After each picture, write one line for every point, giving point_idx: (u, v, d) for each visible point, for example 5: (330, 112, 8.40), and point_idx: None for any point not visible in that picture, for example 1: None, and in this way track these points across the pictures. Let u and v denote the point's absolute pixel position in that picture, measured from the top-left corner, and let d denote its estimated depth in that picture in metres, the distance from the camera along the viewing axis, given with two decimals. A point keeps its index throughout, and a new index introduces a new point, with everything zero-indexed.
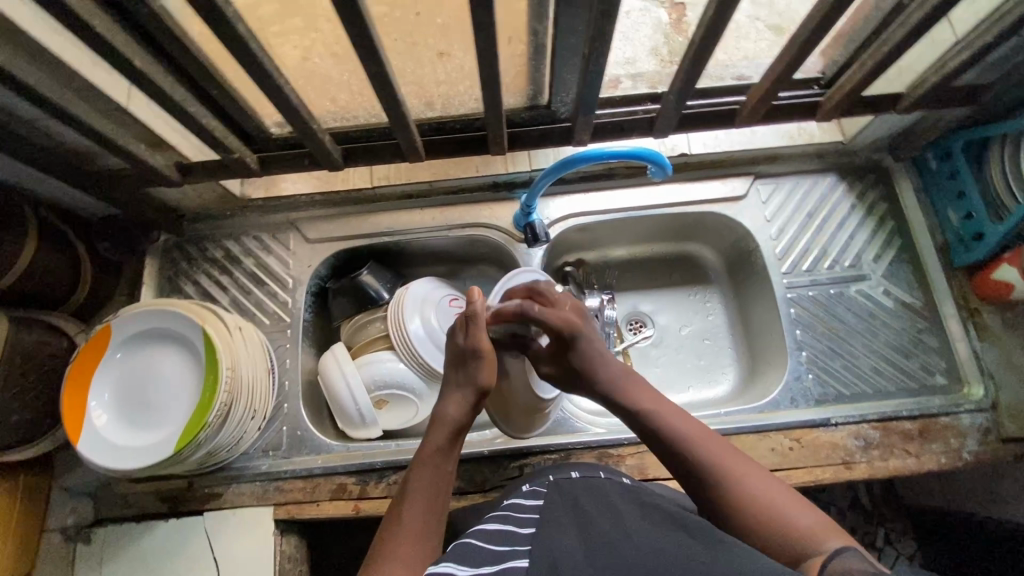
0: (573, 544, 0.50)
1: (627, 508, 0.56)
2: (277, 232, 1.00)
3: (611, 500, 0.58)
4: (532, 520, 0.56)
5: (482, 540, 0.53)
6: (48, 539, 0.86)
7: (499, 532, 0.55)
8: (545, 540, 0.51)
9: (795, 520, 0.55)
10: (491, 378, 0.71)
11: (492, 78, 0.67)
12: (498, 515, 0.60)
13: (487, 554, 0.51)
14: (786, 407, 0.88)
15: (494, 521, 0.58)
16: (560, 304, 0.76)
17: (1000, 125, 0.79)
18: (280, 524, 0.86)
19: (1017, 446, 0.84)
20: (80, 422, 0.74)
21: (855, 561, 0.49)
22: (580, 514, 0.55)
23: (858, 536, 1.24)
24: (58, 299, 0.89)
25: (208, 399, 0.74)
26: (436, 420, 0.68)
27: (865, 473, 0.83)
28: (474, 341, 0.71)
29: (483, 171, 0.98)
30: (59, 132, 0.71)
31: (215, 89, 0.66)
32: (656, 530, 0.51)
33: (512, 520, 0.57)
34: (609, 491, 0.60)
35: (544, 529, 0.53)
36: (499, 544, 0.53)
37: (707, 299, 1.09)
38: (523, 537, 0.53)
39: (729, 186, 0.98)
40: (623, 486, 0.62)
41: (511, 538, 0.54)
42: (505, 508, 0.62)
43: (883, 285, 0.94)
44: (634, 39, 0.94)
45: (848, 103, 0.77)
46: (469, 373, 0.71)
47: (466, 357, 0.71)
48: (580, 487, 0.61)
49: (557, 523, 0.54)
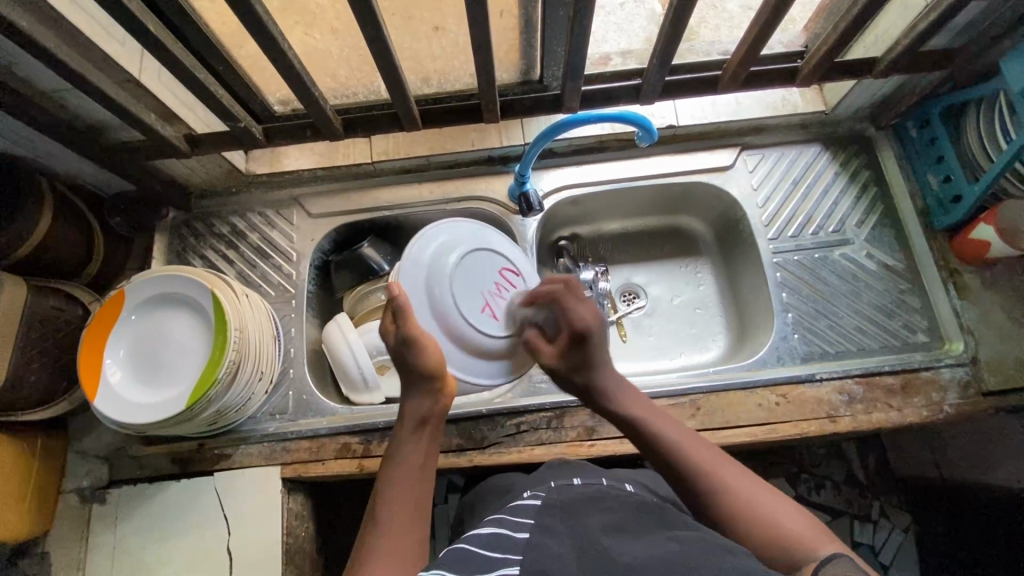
0: (565, 551, 0.52)
1: (622, 516, 0.58)
2: (281, 208, 1.04)
3: (608, 508, 0.60)
4: (527, 526, 0.58)
5: (477, 550, 0.56)
6: (66, 499, 0.90)
7: (493, 539, 0.57)
8: (537, 544, 0.54)
9: (789, 527, 0.59)
10: (433, 363, 0.75)
11: (484, 45, 0.71)
12: (495, 520, 0.62)
13: (479, 563, 0.54)
14: (772, 365, 0.91)
15: (491, 527, 0.60)
16: (586, 303, 0.79)
17: (974, 90, 0.83)
18: (287, 483, 0.89)
19: (996, 399, 0.87)
20: (96, 379, 0.78)
21: (845, 562, 0.52)
22: (575, 522, 0.57)
23: (854, 509, 1.26)
24: (72, 271, 0.92)
25: (207, 373, 0.77)
26: (404, 415, 0.75)
27: (850, 427, 0.86)
28: (407, 331, 0.75)
29: (478, 145, 1.01)
30: (75, 104, 0.75)
31: (223, 57, 0.70)
32: (647, 542, 0.53)
33: (507, 526, 0.60)
34: (607, 498, 0.62)
35: (537, 536, 0.55)
36: (493, 551, 0.55)
37: (698, 270, 1.12)
38: (516, 542, 0.55)
39: (717, 157, 1.02)
40: (623, 494, 0.64)
41: (504, 544, 0.56)
42: (502, 513, 0.64)
43: (866, 248, 0.97)
44: (628, 31, 1.00)
45: (825, 68, 0.81)
46: (416, 364, 0.75)
47: (402, 350, 0.76)
48: (578, 495, 0.63)
49: (551, 532, 0.55)
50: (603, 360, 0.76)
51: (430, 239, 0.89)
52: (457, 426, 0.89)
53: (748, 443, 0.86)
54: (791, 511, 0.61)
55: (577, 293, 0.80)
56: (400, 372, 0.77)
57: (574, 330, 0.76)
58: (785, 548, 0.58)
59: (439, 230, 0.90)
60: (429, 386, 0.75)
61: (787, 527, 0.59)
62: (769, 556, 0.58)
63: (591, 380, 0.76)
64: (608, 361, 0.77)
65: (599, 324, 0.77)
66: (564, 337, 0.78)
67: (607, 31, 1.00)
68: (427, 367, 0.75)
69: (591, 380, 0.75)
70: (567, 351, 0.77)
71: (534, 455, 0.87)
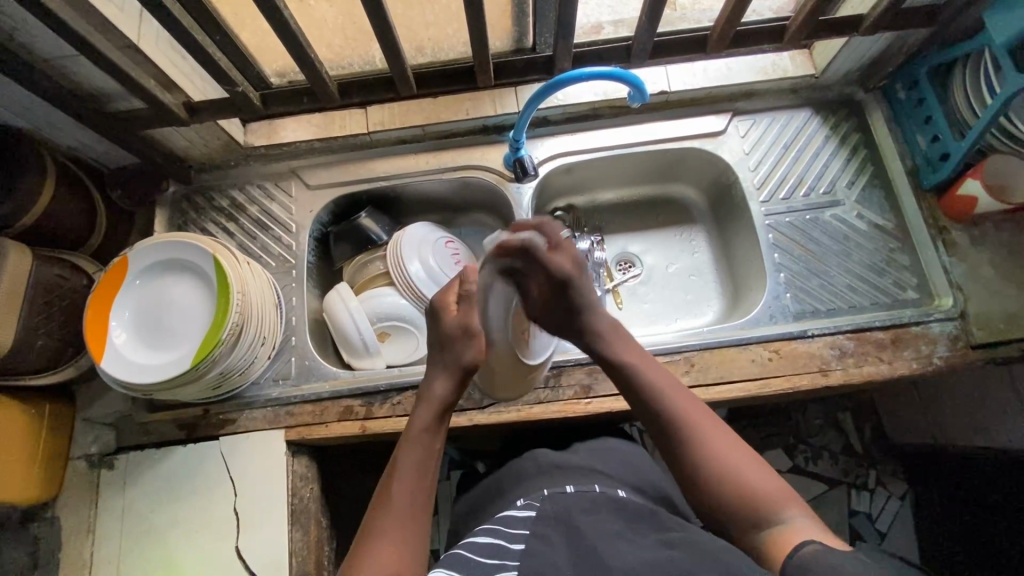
0: (562, 560, 0.56)
1: (617, 525, 0.61)
2: (280, 181, 1.05)
3: (603, 516, 0.62)
4: (522, 535, 0.61)
5: (472, 554, 0.59)
6: (74, 466, 0.92)
7: (489, 547, 0.60)
8: (534, 554, 0.57)
9: (759, 486, 0.62)
10: (478, 356, 0.73)
11: (475, 4, 0.72)
12: (489, 528, 0.64)
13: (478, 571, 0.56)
14: (765, 323, 0.93)
15: (486, 534, 0.63)
16: (566, 247, 0.78)
17: (960, 46, 0.84)
18: (292, 446, 0.91)
19: (985, 351, 0.89)
20: (102, 341, 0.79)
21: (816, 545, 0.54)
22: (571, 531, 0.60)
23: (850, 478, 1.29)
24: (75, 243, 0.94)
25: (207, 340, 0.78)
26: (424, 397, 0.73)
27: (841, 380, 0.88)
28: (466, 318, 0.74)
29: (473, 115, 1.02)
30: (77, 72, 0.76)
31: (221, 21, 0.71)
32: (641, 546, 0.56)
33: (502, 535, 0.62)
34: (602, 507, 0.64)
35: (534, 545, 0.58)
36: (490, 558, 0.58)
37: (693, 237, 1.14)
38: (513, 551, 0.58)
39: (708, 122, 1.03)
40: (618, 500, 0.66)
41: (501, 552, 0.59)
42: (496, 522, 0.66)
43: (856, 209, 0.99)
44: (623, 13, 0.99)
45: (811, 26, 0.82)
46: (462, 354, 0.73)
47: (454, 337, 0.74)
48: (574, 503, 0.65)
49: (548, 542, 0.58)
50: (591, 305, 0.78)
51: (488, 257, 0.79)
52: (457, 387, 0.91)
53: (742, 398, 0.88)
54: (758, 470, 0.64)
55: (552, 234, 0.78)
56: (437, 350, 0.75)
57: (555, 279, 0.76)
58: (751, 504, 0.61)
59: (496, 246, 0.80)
60: (458, 371, 0.73)
61: (756, 488, 0.62)
62: (740, 512, 0.62)
63: (583, 322, 0.78)
64: (597, 304, 0.79)
65: (578, 268, 0.78)
66: (547, 286, 0.78)
67: (601, 12, 0.99)
68: (473, 359, 0.73)
69: (586, 323, 0.78)
70: (554, 299, 0.78)
71: (533, 414, 0.89)
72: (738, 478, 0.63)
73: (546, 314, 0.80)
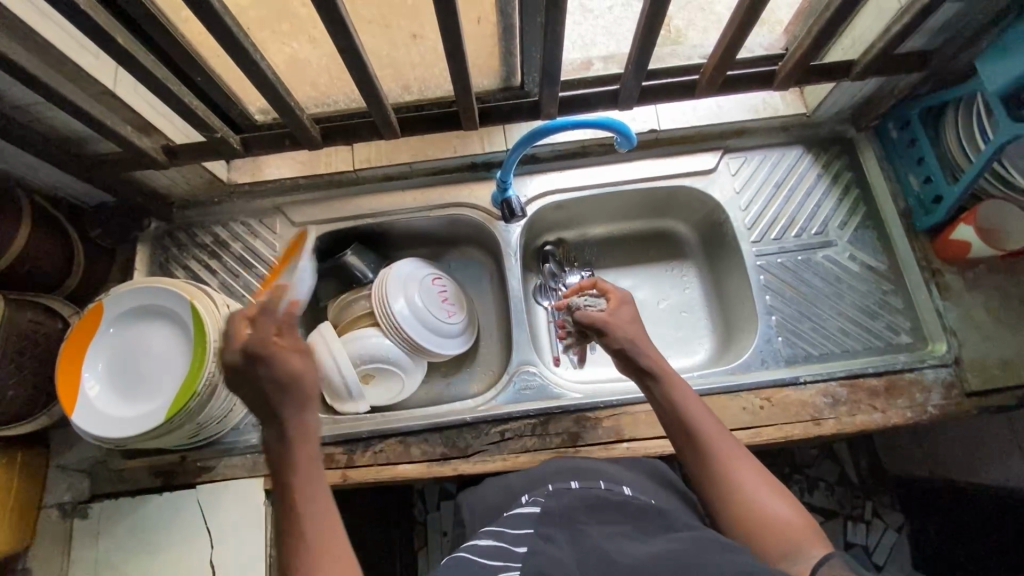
0: (567, 557, 0.52)
1: (623, 526, 0.58)
2: (264, 218, 1.03)
3: (608, 516, 0.60)
4: (527, 533, 0.58)
5: (478, 554, 0.56)
6: (46, 515, 0.89)
7: (494, 548, 0.57)
8: (539, 552, 0.53)
9: (778, 518, 0.63)
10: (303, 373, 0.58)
11: (457, 54, 0.71)
12: (494, 528, 0.61)
13: (480, 570, 0.53)
14: (757, 368, 0.92)
15: (491, 534, 0.60)
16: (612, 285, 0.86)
17: (952, 90, 0.83)
18: (270, 494, 0.89)
19: (980, 399, 0.87)
20: (74, 394, 0.77)
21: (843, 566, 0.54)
22: (575, 530, 0.57)
23: (846, 509, 1.27)
24: (52, 283, 0.92)
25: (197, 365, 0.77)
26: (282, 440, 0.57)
27: (834, 429, 0.86)
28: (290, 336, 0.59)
29: (460, 152, 1.01)
30: (51, 117, 0.74)
31: (199, 71, 0.70)
32: (651, 547, 0.53)
33: (507, 536, 0.58)
34: (606, 505, 0.61)
35: (538, 543, 0.55)
36: (495, 557, 0.55)
37: (684, 273, 1.12)
38: (517, 549, 0.55)
39: (699, 160, 1.02)
40: (622, 500, 0.63)
41: (504, 553, 0.55)
42: (501, 522, 0.63)
43: (848, 250, 0.97)
44: (617, 34, 0.97)
45: (802, 71, 0.81)
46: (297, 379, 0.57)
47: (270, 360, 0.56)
48: (579, 500, 0.62)
49: (551, 539, 0.56)
50: (635, 326, 0.79)
51: (404, 278, 0.99)
52: (440, 434, 0.89)
53: None
54: (780, 501, 0.64)
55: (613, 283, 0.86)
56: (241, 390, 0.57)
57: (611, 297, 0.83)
58: (773, 535, 0.62)
59: (409, 268, 1.00)
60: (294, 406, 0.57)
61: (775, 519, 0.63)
62: (760, 540, 0.62)
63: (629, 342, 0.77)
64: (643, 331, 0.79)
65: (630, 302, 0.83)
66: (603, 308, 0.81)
67: (596, 34, 0.98)
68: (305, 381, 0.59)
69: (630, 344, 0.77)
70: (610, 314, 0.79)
71: (519, 463, 0.86)
72: (759, 508, 0.63)
73: (598, 327, 0.78)
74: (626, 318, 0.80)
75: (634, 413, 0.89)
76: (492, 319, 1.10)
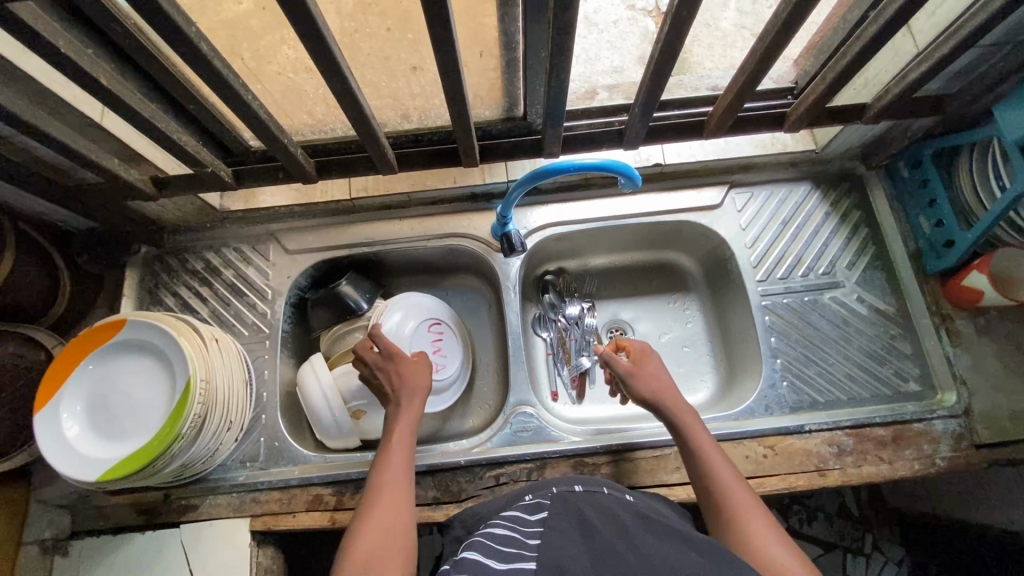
0: (582, 556, 0.52)
1: (633, 522, 0.57)
2: (257, 244, 1.01)
3: (616, 513, 0.59)
4: (536, 530, 0.58)
5: (492, 543, 0.56)
6: (26, 552, 0.86)
7: (506, 538, 0.57)
8: (552, 547, 0.53)
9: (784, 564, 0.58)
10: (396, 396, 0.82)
11: (458, 95, 0.69)
12: (503, 523, 0.62)
13: (497, 556, 0.54)
14: (761, 414, 0.89)
15: (503, 527, 0.60)
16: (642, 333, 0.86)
17: (967, 134, 0.80)
18: (256, 536, 0.86)
19: (989, 452, 0.85)
20: (52, 436, 0.75)
21: None
22: (586, 526, 0.57)
23: (846, 542, 1.16)
24: (37, 312, 0.90)
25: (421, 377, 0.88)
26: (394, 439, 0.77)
27: (839, 480, 0.84)
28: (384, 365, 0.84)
29: (460, 182, 0.99)
30: (35, 148, 0.72)
31: (192, 108, 0.67)
32: (666, 546, 0.53)
33: (519, 529, 0.59)
34: (613, 505, 0.61)
35: (552, 541, 0.54)
36: (508, 546, 0.55)
37: (686, 306, 1.09)
38: (530, 543, 0.55)
39: (704, 195, 0.99)
40: (629, 504, 0.62)
41: (518, 543, 0.56)
42: (507, 519, 0.63)
43: (857, 292, 0.95)
44: (621, 49, 0.94)
45: (814, 114, 0.78)
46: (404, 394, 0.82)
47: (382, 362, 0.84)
48: (584, 500, 0.62)
49: (564, 536, 0.55)
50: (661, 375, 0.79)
51: (398, 312, 0.95)
52: (434, 477, 0.86)
53: None
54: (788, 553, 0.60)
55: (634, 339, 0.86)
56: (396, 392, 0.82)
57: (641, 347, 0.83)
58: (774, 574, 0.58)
59: (405, 303, 0.97)
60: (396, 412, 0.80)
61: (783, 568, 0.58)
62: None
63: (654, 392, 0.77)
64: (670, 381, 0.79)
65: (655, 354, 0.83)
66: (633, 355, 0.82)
67: (599, 49, 0.95)
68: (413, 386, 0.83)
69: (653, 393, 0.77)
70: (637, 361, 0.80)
71: None
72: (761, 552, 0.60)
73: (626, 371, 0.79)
74: (647, 370, 0.79)
75: (634, 460, 0.86)
76: (489, 352, 1.07)
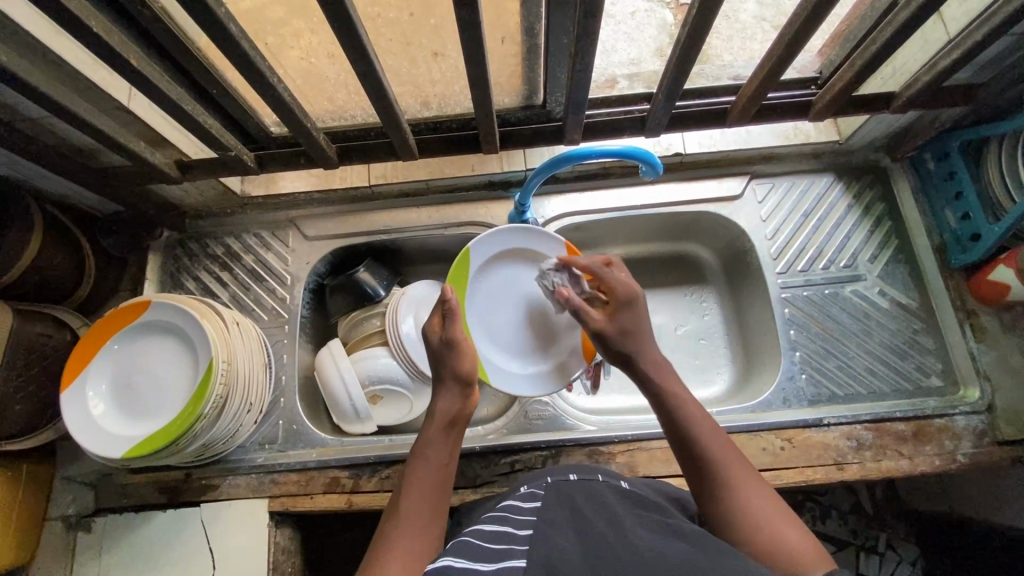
0: (569, 545, 0.51)
1: (623, 512, 0.57)
2: (277, 230, 1.01)
3: (607, 503, 0.58)
4: (529, 522, 0.57)
5: (480, 540, 0.55)
6: (50, 527, 0.88)
7: (497, 533, 0.56)
8: (542, 540, 0.52)
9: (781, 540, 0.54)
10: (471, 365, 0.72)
11: (480, 79, 0.68)
12: (495, 516, 0.61)
13: (485, 553, 0.52)
14: (779, 406, 0.89)
15: (493, 522, 0.59)
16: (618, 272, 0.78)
17: (999, 124, 0.78)
18: (274, 516, 0.87)
19: (1012, 449, 0.83)
20: (78, 414, 0.76)
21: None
22: (576, 516, 0.56)
23: (859, 540, 1.13)
24: (63, 293, 0.92)
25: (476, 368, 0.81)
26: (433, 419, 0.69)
27: (857, 474, 0.83)
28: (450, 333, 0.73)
29: (479, 170, 0.99)
30: (63, 130, 0.73)
31: (217, 92, 0.68)
32: (653, 535, 0.52)
33: (510, 521, 0.58)
34: (605, 494, 0.60)
35: (542, 531, 0.54)
36: (497, 542, 0.54)
37: (704, 298, 1.08)
38: (520, 537, 0.54)
39: (724, 186, 0.98)
40: (624, 493, 0.62)
41: (508, 538, 0.54)
42: (502, 510, 0.62)
43: (878, 285, 0.94)
44: (639, 41, 0.94)
45: (839, 103, 0.77)
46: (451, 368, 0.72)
47: (441, 350, 0.73)
48: (578, 489, 0.62)
49: (555, 527, 0.54)
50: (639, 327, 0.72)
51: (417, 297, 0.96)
52: None
53: None
54: (789, 528, 0.55)
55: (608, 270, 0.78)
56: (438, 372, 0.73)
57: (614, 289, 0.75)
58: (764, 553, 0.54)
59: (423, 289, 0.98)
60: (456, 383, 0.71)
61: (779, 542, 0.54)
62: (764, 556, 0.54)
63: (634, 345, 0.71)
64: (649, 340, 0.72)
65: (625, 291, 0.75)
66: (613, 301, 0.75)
67: (618, 40, 0.94)
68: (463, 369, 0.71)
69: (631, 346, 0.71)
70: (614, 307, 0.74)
71: None
72: (761, 531, 0.55)
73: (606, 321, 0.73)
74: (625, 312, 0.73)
75: (650, 449, 0.86)
76: None
